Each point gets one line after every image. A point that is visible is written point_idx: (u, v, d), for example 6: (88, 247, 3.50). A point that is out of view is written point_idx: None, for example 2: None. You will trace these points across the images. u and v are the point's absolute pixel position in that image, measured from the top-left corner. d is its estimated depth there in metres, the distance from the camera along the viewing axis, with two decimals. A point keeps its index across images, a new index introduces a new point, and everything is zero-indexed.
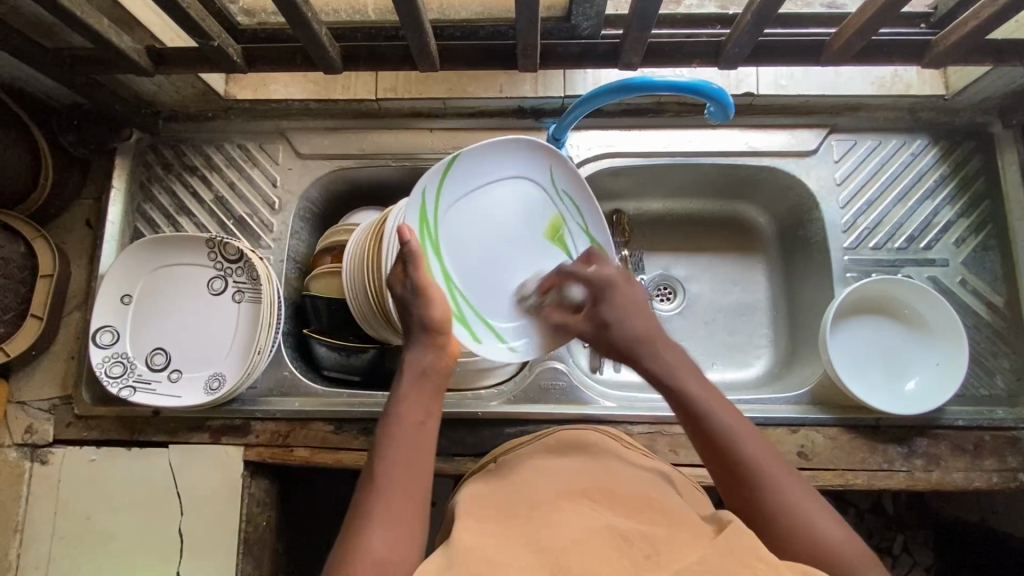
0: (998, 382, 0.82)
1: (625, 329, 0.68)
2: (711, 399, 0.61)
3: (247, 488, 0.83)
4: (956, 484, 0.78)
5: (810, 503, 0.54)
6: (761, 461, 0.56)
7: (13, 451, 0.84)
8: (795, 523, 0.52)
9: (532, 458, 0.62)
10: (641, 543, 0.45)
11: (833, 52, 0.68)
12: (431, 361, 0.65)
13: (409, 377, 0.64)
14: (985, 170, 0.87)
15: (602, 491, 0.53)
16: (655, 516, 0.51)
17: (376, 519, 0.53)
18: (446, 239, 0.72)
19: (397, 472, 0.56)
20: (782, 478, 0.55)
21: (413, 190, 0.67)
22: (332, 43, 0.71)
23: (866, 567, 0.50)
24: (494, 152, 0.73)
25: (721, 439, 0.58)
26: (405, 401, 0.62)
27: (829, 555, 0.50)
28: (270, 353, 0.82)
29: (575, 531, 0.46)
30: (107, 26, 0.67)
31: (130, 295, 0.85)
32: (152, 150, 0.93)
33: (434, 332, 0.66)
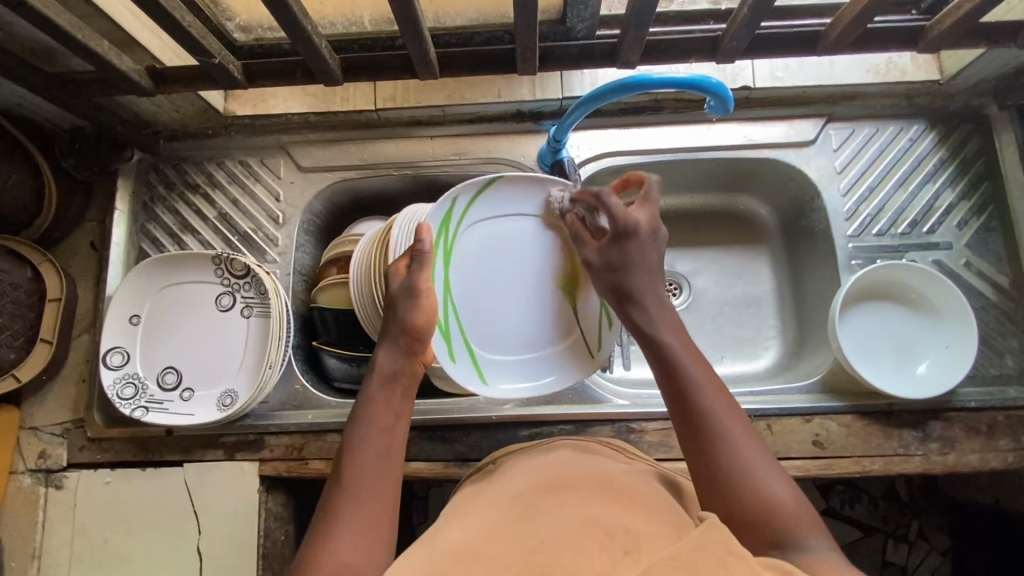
0: (1008, 362, 0.83)
1: (630, 277, 0.64)
2: (689, 354, 0.59)
3: (263, 503, 0.83)
4: (972, 466, 0.78)
5: (766, 469, 0.52)
6: (724, 421, 0.54)
7: (28, 477, 0.84)
8: (746, 485, 0.50)
9: (517, 467, 0.63)
10: (620, 536, 0.45)
11: (829, 41, 0.69)
12: (403, 366, 0.66)
13: (377, 378, 0.65)
14: (983, 152, 0.88)
15: (590, 487, 0.54)
16: (643, 512, 0.51)
17: (346, 525, 0.53)
18: (459, 252, 0.74)
19: (367, 476, 0.57)
20: (744, 442, 0.53)
21: (444, 194, 0.71)
22: (332, 56, 0.72)
23: (812, 533, 0.48)
24: (518, 188, 0.75)
25: (692, 391, 0.56)
26: (374, 405, 0.63)
27: (778, 524, 0.48)
28: (281, 367, 0.82)
29: (554, 529, 0.47)
30: (107, 48, 0.67)
31: (138, 316, 0.85)
32: (154, 170, 0.93)
33: (413, 338, 0.66)
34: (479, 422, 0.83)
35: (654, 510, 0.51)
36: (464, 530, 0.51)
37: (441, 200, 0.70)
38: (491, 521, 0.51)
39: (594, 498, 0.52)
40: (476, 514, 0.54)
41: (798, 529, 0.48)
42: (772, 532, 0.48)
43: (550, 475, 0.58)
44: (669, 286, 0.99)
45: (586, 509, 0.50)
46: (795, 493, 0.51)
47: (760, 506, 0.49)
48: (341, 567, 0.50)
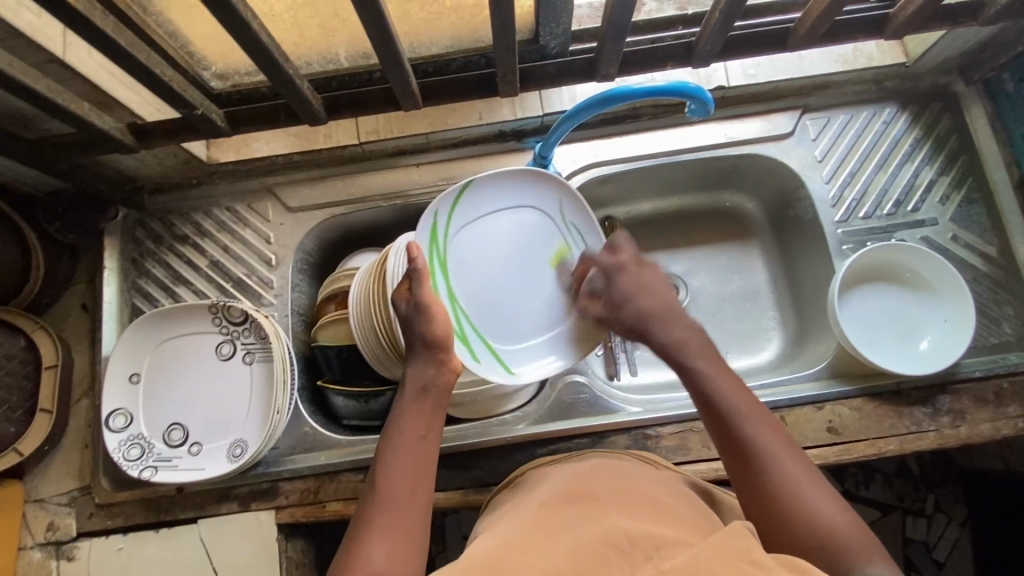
0: (1006, 329, 0.84)
1: (637, 306, 0.69)
2: (725, 379, 0.61)
3: (284, 552, 0.81)
4: (985, 436, 0.79)
5: (822, 494, 0.53)
6: (770, 443, 0.56)
7: (37, 551, 0.82)
8: (807, 509, 0.52)
9: (553, 474, 0.63)
10: (642, 542, 0.45)
11: (800, 37, 0.71)
12: (433, 377, 0.66)
13: (410, 392, 0.65)
14: (956, 128, 0.90)
15: (612, 494, 0.54)
16: (664, 518, 0.51)
17: (377, 530, 0.54)
18: (455, 259, 0.76)
19: (400, 486, 0.57)
20: (786, 464, 0.55)
21: (425, 213, 0.72)
22: (315, 96, 0.72)
23: (863, 549, 0.50)
24: (495, 187, 0.77)
25: (733, 419, 0.58)
26: (404, 418, 0.63)
27: (838, 544, 0.50)
28: (289, 410, 0.81)
29: (579, 537, 0.46)
30: (87, 110, 0.67)
31: (138, 374, 0.84)
32: (140, 225, 0.92)
33: (437, 349, 0.67)
34: (496, 445, 0.82)
35: (674, 517, 0.51)
36: (488, 536, 0.51)
37: (421, 220, 0.72)
38: (518, 529, 0.51)
39: (619, 505, 0.52)
40: (501, 523, 0.54)
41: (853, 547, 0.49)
42: (838, 558, 0.49)
43: (575, 483, 0.58)
44: None
45: (609, 517, 0.49)
46: (851, 517, 0.52)
47: (826, 536, 0.50)
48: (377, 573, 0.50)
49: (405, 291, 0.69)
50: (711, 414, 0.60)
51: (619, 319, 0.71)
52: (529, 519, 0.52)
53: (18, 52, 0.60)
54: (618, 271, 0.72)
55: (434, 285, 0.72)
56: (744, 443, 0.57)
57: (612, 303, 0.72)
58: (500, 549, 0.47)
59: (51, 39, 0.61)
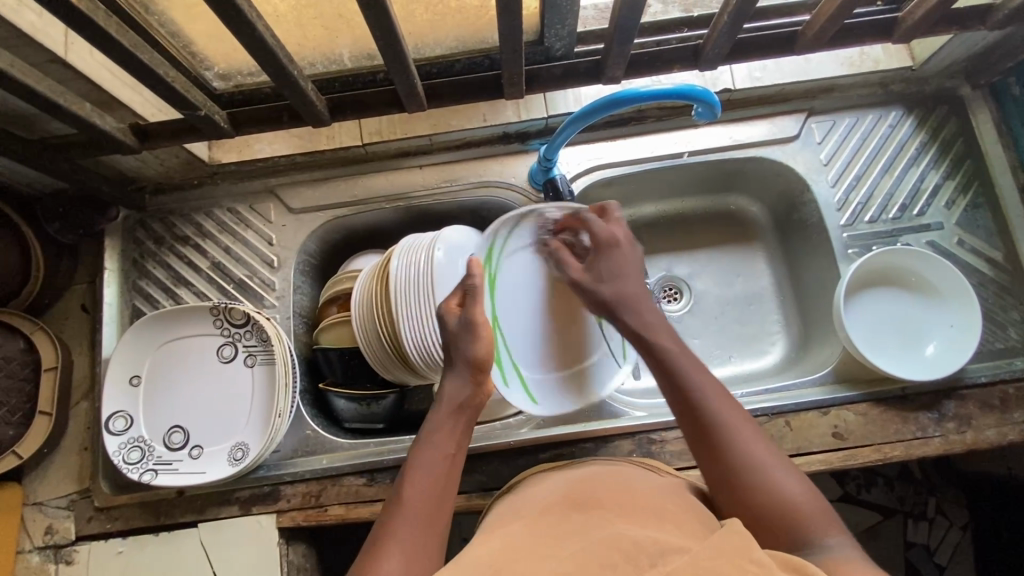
0: (1012, 334, 0.84)
1: (621, 286, 0.69)
2: (687, 359, 0.63)
3: (285, 556, 0.81)
4: (991, 442, 0.79)
5: (779, 468, 0.55)
6: (727, 420, 0.59)
7: (36, 555, 0.81)
8: (766, 485, 0.54)
9: (554, 479, 0.63)
10: (646, 545, 0.44)
11: (808, 40, 0.70)
12: (469, 396, 0.67)
13: (444, 406, 0.66)
14: (962, 131, 0.90)
15: (615, 501, 0.54)
16: (665, 523, 0.50)
17: (398, 541, 0.53)
18: (502, 282, 0.78)
19: (426, 499, 0.57)
20: (748, 443, 0.57)
21: (488, 232, 0.75)
22: (318, 97, 0.72)
23: (825, 525, 0.51)
24: (557, 226, 0.79)
25: (695, 400, 0.60)
26: (437, 433, 0.63)
27: (799, 516, 0.52)
28: (290, 413, 0.80)
29: (582, 543, 0.46)
30: (89, 110, 0.66)
31: (138, 376, 0.83)
32: (141, 226, 0.92)
33: (478, 371, 0.68)
34: (499, 449, 0.82)
35: (677, 522, 0.51)
36: (490, 542, 0.50)
37: (485, 237, 0.75)
38: (520, 536, 0.50)
39: (621, 511, 0.51)
40: (502, 529, 0.53)
41: (814, 522, 0.51)
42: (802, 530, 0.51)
43: (575, 490, 0.57)
44: (670, 291, 1.00)
45: (611, 523, 0.49)
46: (809, 488, 0.54)
47: (784, 505, 0.52)
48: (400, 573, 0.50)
49: (453, 307, 0.70)
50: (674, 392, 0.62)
51: (592, 293, 0.71)
52: (529, 526, 0.51)
53: (20, 52, 0.60)
54: (612, 244, 0.71)
55: (484, 303, 0.74)
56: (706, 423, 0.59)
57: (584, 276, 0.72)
58: (503, 556, 0.46)
59: (52, 39, 0.61)
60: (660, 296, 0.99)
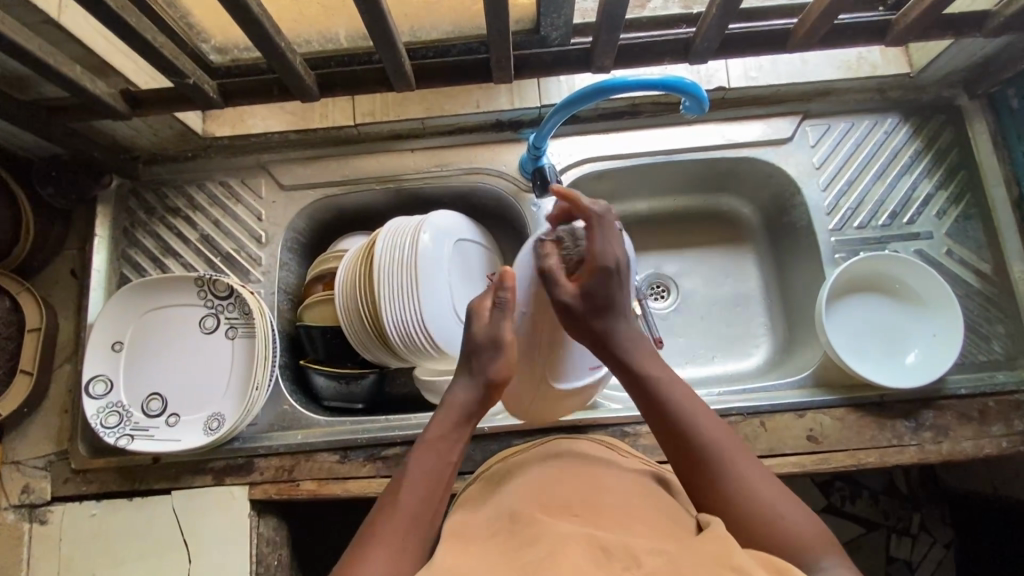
0: (995, 348, 0.83)
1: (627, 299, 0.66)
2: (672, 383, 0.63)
3: (255, 528, 0.81)
4: (967, 454, 0.78)
5: (777, 495, 0.54)
6: (717, 441, 0.58)
7: (11, 513, 0.82)
8: (760, 507, 0.53)
9: (511, 475, 0.61)
10: (618, 553, 0.44)
11: (799, 38, 0.70)
12: (473, 407, 0.66)
13: (449, 410, 0.65)
14: (958, 142, 0.89)
15: (587, 505, 0.52)
16: (639, 528, 0.49)
17: (376, 550, 0.52)
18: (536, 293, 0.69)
19: (419, 505, 0.57)
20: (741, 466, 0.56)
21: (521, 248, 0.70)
22: (308, 72, 0.72)
23: (826, 552, 0.50)
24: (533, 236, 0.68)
25: (684, 424, 0.60)
26: (438, 443, 0.62)
27: (799, 548, 0.50)
28: (268, 388, 0.81)
29: (552, 546, 0.45)
30: (80, 73, 0.67)
31: (121, 342, 0.84)
32: (133, 195, 0.93)
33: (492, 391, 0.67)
34: (473, 434, 0.82)
35: (649, 521, 0.50)
36: (458, 547, 0.49)
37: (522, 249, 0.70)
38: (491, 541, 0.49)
39: (592, 517, 0.51)
40: (468, 535, 0.51)
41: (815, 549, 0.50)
42: (800, 552, 0.50)
43: (539, 487, 0.56)
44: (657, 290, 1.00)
45: (581, 528, 0.48)
46: (812, 520, 0.53)
47: (789, 535, 0.51)
48: None
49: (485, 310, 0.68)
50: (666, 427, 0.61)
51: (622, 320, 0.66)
52: (496, 535, 0.50)
53: (13, 12, 0.61)
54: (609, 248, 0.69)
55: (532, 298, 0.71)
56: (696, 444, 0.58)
57: (599, 269, 0.64)
58: (476, 564, 0.45)
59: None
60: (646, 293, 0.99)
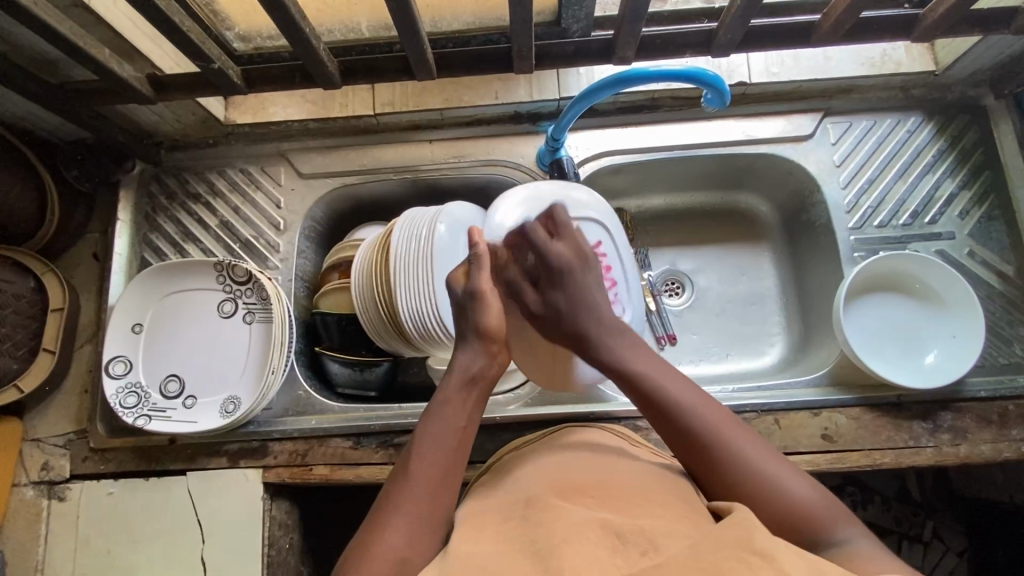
0: (1017, 351, 0.82)
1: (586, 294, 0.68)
2: (654, 368, 0.60)
3: (268, 511, 0.82)
4: (985, 457, 0.77)
5: (780, 467, 0.53)
6: (714, 423, 0.56)
7: (30, 489, 0.84)
8: (766, 488, 0.52)
9: (527, 462, 0.61)
10: (635, 538, 0.44)
11: (824, 31, 0.69)
12: (482, 368, 0.63)
13: (457, 378, 0.62)
14: (982, 141, 0.88)
15: (601, 488, 0.52)
16: (653, 508, 0.50)
17: (400, 514, 0.51)
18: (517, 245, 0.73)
19: (433, 475, 0.54)
20: (742, 443, 0.54)
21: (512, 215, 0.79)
22: (331, 59, 0.72)
23: (832, 519, 0.50)
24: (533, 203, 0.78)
25: (670, 405, 0.57)
26: (448, 405, 0.60)
27: (802, 518, 0.50)
28: (284, 372, 0.81)
29: (567, 528, 0.45)
30: (108, 56, 0.68)
31: (141, 325, 0.85)
32: (156, 180, 0.94)
33: (488, 341, 0.65)
34: (485, 424, 0.82)
35: (666, 504, 0.51)
36: (477, 533, 0.49)
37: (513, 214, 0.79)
38: (505, 527, 0.49)
39: (608, 500, 0.51)
40: (484, 520, 0.52)
41: (823, 518, 0.50)
42: (803, 531, 0.50)
43: (555, 473, 0.56)
44: (671, 285, 0.99)
45: (595, 510, 0.48)
46: (818, 490, 0.52)
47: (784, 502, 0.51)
48: (397, 561, 0.48)
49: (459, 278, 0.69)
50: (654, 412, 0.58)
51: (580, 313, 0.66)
52: (511, 518, 0.50)
53: None
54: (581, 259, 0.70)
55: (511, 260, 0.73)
56: (687, 425, 0.56)
57: (555, 268, 0.68)
58: (494, 551, 0.45)
59: None
60: (661, 289, 0.99)
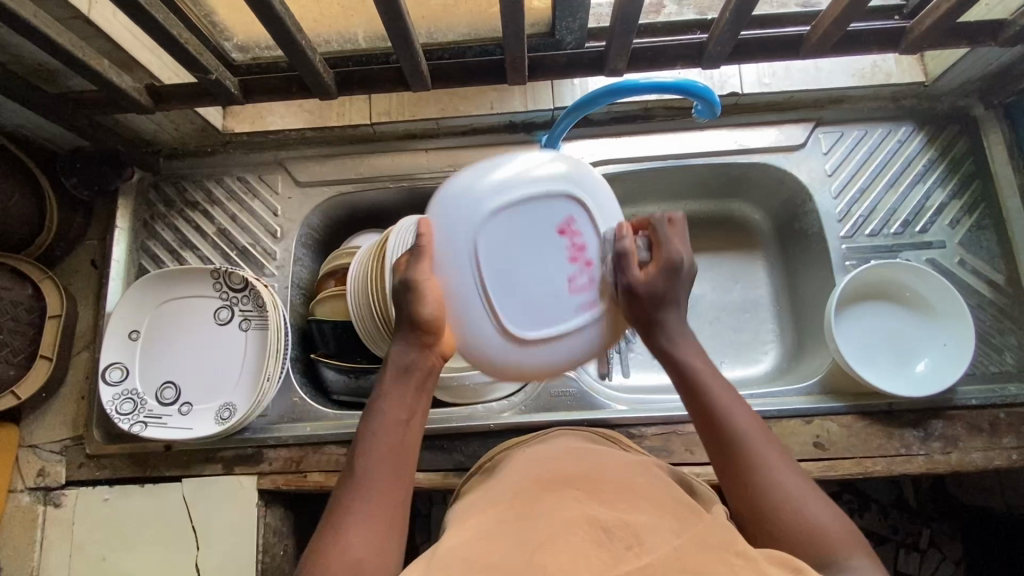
0: (1008, 359, 0.82)
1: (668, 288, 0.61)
2: (716, 380, 0.60)
3: (262, 518, 0.82)
4: (976, 465, 0.77)
5: (812, 496, 0.52)
6: (759, 445, 0.55)
7: (26, 496, 0.84)
8: (796, 514, 0.51)
9: (515, 462, 0.60)
10: (620, 532, 0.45)
11: (813, 44, 0.70)
12: (415, 359, 0.59)
13: (391, 372, 0.59)
14: (972, 151, 0.89)
15: (587, 481, 0.53)
16: (641, 504, 0.50)
17: (355, 519, 0.51)
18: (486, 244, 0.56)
19: (381, 476, 0.54)
20: (780, 470, 0.54)
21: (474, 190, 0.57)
22: (327, 70, 0.73)
23: (856, 553, 0.49)
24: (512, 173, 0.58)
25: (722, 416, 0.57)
26: (388, 399, 0.58)
27: (825, 548, 0.49)
28: (280, 379, 0.82)
29: (554, 524, 0.46)
30: (107, 67, 0.69)
31: (138, 332, 0.86)
32: (154, 188, 0.95)
33: (423, 331, 0.57)
34: (479, 431, 0.83)
35: (653, 500, 0.51)
36: (464, 525, 0.49)
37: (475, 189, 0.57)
38: (492, 517, 0.50)
39: (594, 492, 0.51)
40: (470, 513, 0.52)
41: (844, 549, 0.49)
42: (825, 559, 0.48)
43: (543, 469, 0.56)
44: None
45: (583, 506, 0.48)
46: (846, 525, 0.51)
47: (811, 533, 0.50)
48: (351, 566, 0.48)
49: (401, 265, 0.58)
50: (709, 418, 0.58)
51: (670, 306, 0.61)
52: (499, 509, 0.51)
53: (47, 6, 0.63)
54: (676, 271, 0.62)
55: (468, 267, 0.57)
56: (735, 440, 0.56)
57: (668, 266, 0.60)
58: (479, 539, 0.46)
59: None
60: None
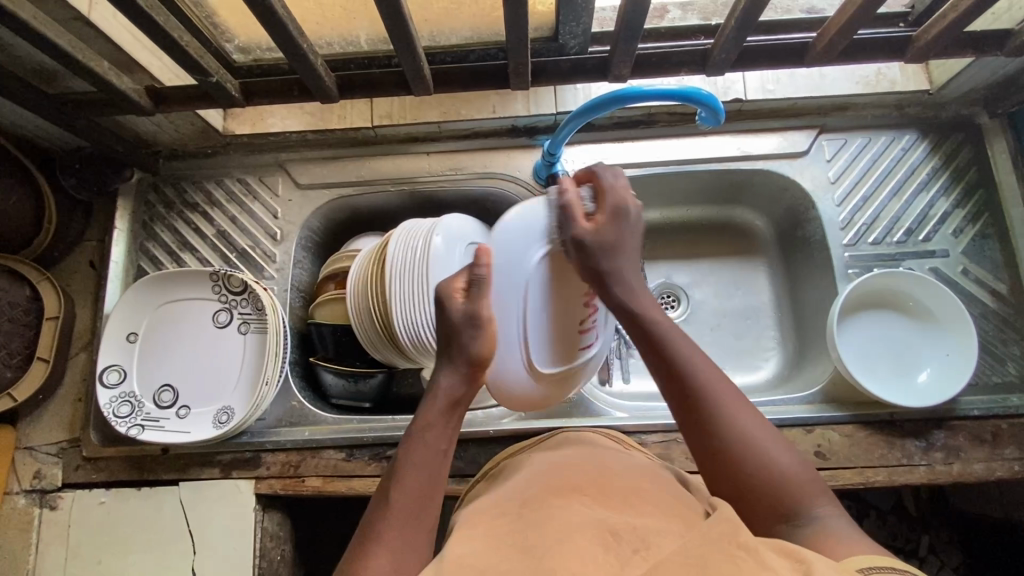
0: (1010, 369, 0.82)
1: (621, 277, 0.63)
2: (673, 331, 0.60)
3: (259, 522, 0.82)
4: (978, 476, 0.77)
5: (773, 439, 0.53)
6: (720, 393, 0.55)
7: (22, 498, 0.84)
8: (758, 458, 0.52)
9: (525, 464, 0.60)
10: (627, 536, 0.44)
11: (817, 52, 0.70)
12: (463, 393, 0.61)
13: (434, 402, 0.60)
14: (976, 159, 0.88)
15: (595, 483, 0.52)
16: (647, 506, 0.49)
17: (384, 546, 0.50)
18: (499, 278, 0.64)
19: (415, 502, 0.53)
20: (745, 417, 0.54)
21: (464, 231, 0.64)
22: (328, 73, 0.73)
23: (821, 500, 0.50)
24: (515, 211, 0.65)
25: (683, 366, 0.57)
26: (430, 431, 0.58)
27: (791, 498, 0.50)
28: (278, 383, 0.81)
29: (562, 529, 0.45)
30: (106, 69, 0.68)
31: (136, 334, 0.85)
32: (153, 189, 0.94)
33: (477, 366, 0.62)
34: (479, 437, 0.82)
35: (659, 502, 0.50)
36: (472, 531, 0.48)
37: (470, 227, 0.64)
38: (500, 523, 0.49)
39: (601, 493, 0.50)
40: (480, 517, 0.51)
41: (817, 508, 0.49)
42: (790, 506, 0.50)
43: (550, 472, 0.55)
44: (667, 299, 0.99)
45: (591, 507, 0.48)
46: (805, 466, 0.52)
47: (753, 451, 0.52)
48: None
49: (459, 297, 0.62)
50: (652, 359, 0.60)
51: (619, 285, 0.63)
52: (506, 515, 0.50)
53: (46, 7, 0.62)
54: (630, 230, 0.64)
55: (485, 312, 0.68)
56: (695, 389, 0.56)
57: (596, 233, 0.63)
58: (489, 547, 0.45)
59: None
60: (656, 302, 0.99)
